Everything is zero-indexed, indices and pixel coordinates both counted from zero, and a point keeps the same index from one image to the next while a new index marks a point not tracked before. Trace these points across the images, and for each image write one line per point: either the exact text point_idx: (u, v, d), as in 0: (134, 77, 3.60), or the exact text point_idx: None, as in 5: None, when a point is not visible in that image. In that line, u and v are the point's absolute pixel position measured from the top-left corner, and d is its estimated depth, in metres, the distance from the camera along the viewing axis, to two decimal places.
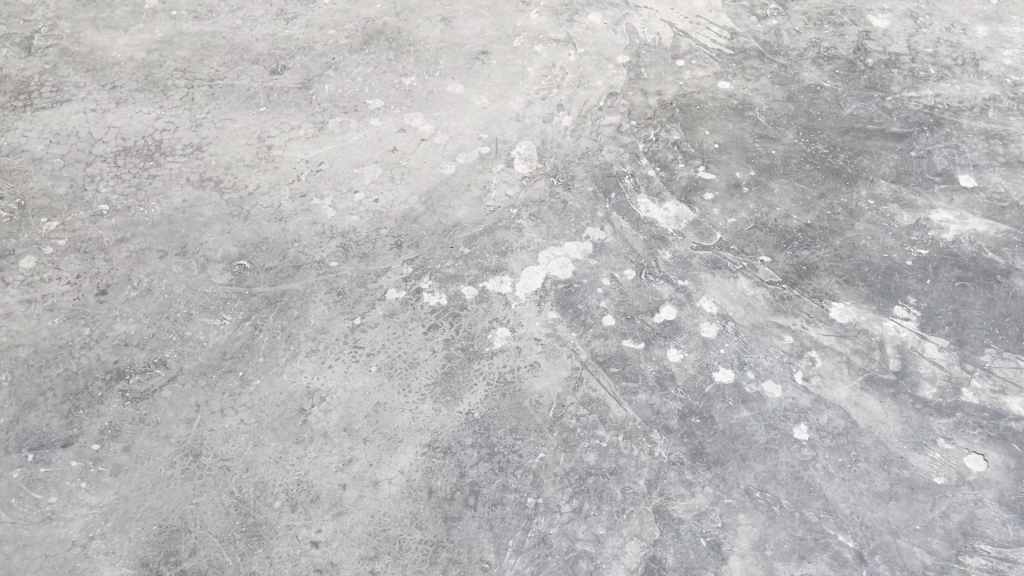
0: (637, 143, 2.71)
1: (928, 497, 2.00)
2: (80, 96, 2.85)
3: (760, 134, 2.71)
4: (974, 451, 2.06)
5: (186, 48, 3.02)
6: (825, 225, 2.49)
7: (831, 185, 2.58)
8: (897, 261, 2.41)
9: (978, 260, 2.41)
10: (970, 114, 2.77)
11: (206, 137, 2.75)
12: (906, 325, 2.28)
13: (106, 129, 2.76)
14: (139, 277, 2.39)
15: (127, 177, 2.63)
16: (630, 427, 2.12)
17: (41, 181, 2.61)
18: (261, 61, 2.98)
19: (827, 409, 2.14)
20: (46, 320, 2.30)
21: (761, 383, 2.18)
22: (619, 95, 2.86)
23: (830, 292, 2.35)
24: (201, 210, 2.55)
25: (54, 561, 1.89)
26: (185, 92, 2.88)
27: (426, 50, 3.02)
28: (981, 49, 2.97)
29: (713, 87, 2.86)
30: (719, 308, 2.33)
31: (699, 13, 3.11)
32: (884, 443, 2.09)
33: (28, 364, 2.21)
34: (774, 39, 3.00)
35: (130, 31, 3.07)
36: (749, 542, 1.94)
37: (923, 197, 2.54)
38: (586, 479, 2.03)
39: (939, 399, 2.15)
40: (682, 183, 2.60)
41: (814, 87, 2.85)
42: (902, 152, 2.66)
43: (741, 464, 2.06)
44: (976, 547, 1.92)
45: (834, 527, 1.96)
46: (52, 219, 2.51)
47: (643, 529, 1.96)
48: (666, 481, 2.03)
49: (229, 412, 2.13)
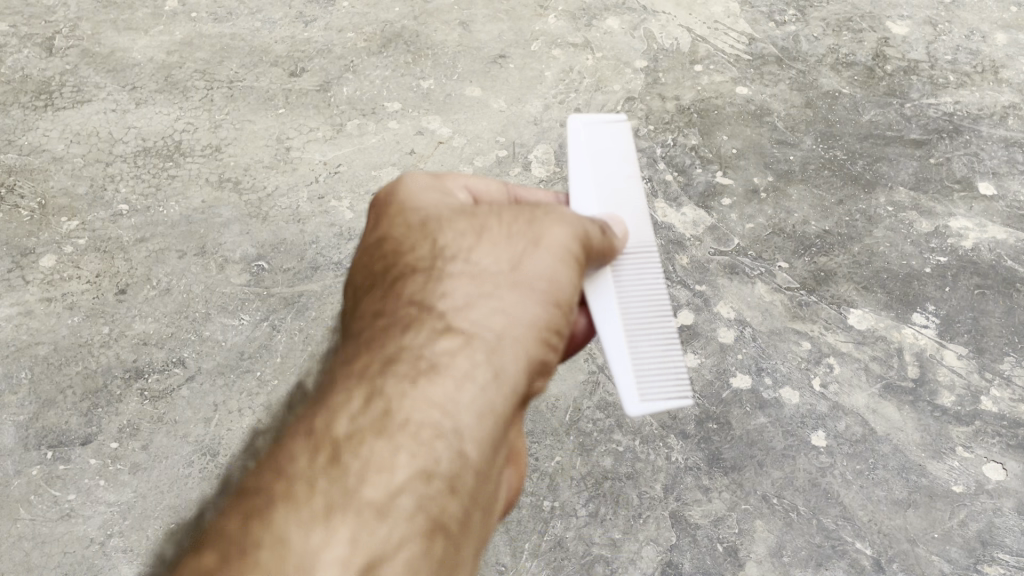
0: (655, 148, 2.70)
1: (947, 505, 2.01)
2: (100, 96, 2.85)
3: (779, 139, 2.70)
4: (993, 460, 2.08)
5: (205, 50, 2.99)
6: (843, 231, 2.47)
7: (850, 191, 2.55)
8: (915, 268, 2.39)
9: (998, 268, 2.40)
10: (990, 122, 2.73)
11: (225, 138, 2.76)
12: (925, 333, 2.27)
13: (126, 129, 2.77)
14: (158, 277, 2.41)
15: (146, 177, 2.65)
16: (647, 431, 2.14)
17: (62, 180, 2.63)
18: (280, 63, 2.96)
19: (845, 416, 2.15)
20: (65, 318, 2.33)
21: (779, 389, 2.19)
22: (637, 100, 2.84)
23: (848, 298, 2.34)
24: (220, 210, 2.57)
25: (73, 557, 1.97)
26: (204, 92, 2.87)
27: (445, 53, 3.01)
28: (1002, 56, 2.91)
29: (731, 92, 2.83)
30: (737, 313, 2.32)
31: (718, 17, 3.06)
32: (903, 451, 2.09)
33: (48, 362, 2.25)
34: (792, 45, 2.96)
35: (150, 32, 3.05)
36: (766, 548, 1.98)
37: (942, 204, 2.52)
38: (602, 483, 2.07)
39: (958, 406, 2.16)
40: (700, 188, 2.59)
41: (832, 93, 2.82)
42: (922, 159, 2.63)
43: (758, 470, 2.07)
44: (995, 556, 1.95)
45: (852, 534, 1.98)
46: (72, 219, 2.54)
47: (660, 534, 2.00)
48: (684, 486, 2.06)
49: (246, 412, 2.18)
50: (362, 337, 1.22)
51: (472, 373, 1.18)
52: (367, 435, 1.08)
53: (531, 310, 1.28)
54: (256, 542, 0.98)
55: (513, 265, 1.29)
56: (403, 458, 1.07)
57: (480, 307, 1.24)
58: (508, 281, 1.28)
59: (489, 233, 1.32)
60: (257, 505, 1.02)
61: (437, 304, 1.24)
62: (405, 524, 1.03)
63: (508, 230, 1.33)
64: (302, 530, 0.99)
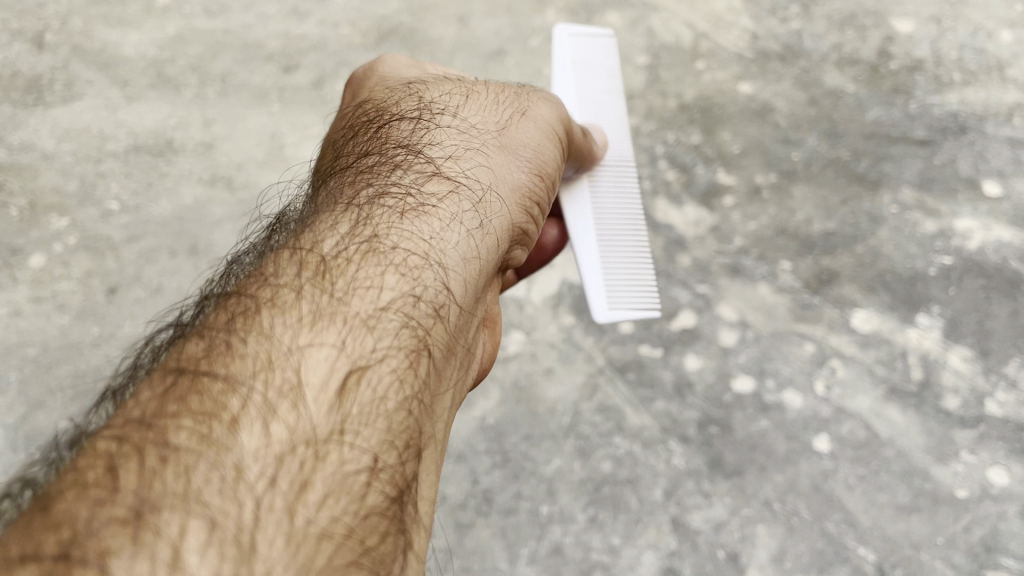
0: (656, 147, 2.66)
1: (951, 510, 1.98)
2: (92, 92, 2.77)
3: (782, 138, 2.65)
4: (999, 464, 2.04)
5: (198, 45, 2.90)
6: (848, 232, 2.43)
7: (854, 191, 2.51)
8: (920, 270, 2.35)
9: (1003, 270, 2.34)
10: (995, 122, 2.65)
11: (218, 136, 2.70)
12: (929, 335, 2.24)
13: (117, 125, 2.70)
14: (149, 277, 2.39)
15: (137, 175, 2.60)
16: (648, 435, 2.10)
17: (51, 178, 2.57)
18: (273, 59, 2.89)
19: (848, 419, 2.11)
20: (55, 319, 2.31)
21: (781, 392, 2.16)
22: (637, 97, 2.79)
23: (852, 300, 2.30)
24: (212, 209, 2.53)
25: None
26: (196, 88, 2.80)
27: (443, 50, 2.96)
28: (1008, 55, 2.78)
29: (733, 90, 2.79)
30: (739, 314, 2.29)
31: (720, 13, 2.98)
32: (907, 455, 2.05)
33: (37, 364, 2.23)
34: (795, 42, 2.88)
35: (143, 27, 2.92)
36: (769, 554, 1.95)
37: (947, 203, 2.47)
38: (602, 488, 2.03)
39: (963, 410, 2.12)
40: (702, 188, 2.55)
41: (836, 91, 2.75)
42: (926, 159, 2.57)
43: (760, 474, 2.04)
44: (999, 562, 1.93)
45: (855, 539, 1.96)
46: (62, 218, 2.49)
47: (661, 540, 1.97)
48: (684, 491, 2.02)
49: None
50: (356, 172, 1.33)
51: (459, 217, 1.23)
52: (363, 242, 1.13)
53: (514, 152, 1.40)
54: (249, 331, 0.97)
55: (500, 128, 1.43)
56: (390, 279, 1.09)
57: (468, 156, 1.35)
58: (494, 138, 1.41)
59: (476, 99, 1.49)
60: (250, 301, 1.02)
61: (428, 151, 1.35)
62: (392, 338, 1.04)
63: (495, 101, 1.50)
64: (297, 319, 0.99)
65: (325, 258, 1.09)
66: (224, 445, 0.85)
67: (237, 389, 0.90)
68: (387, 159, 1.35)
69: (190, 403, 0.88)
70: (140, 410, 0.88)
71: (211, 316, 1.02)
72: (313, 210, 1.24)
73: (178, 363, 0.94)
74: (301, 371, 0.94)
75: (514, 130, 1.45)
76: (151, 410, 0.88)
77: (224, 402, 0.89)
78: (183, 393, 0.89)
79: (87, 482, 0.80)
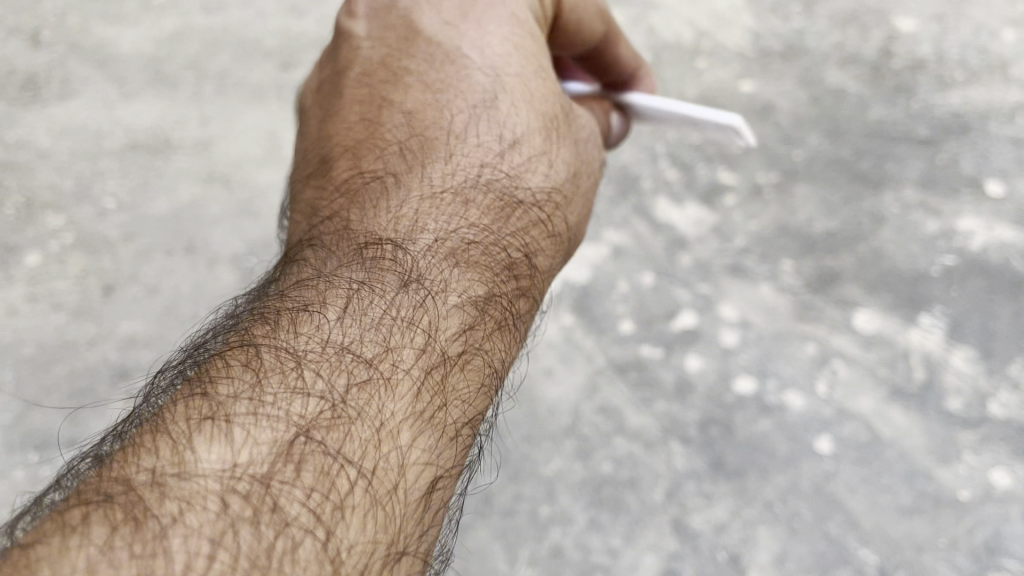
0: (657, 146, 2.65)
1: (954, 512, 1.96)
2: (89, 89, 2.75)
3: (784, 137, 2.64)
4: (1002, 466, 2.02)
5: (197, 42, 2.89)
6: (850, 231, 2.41)
7: (856, 190, 2.49)
8: (922, 270, 2.34)
9: (1006, 270, 2.32)
10: (999, 121, 2.62)
11: (216, 133, 2.69)
12: (932, 336, 2.22)
13: (115, 123, 2.68)
14: (145, 275, 2.37)
15: (134, 173, 2.58)
16: (649, 436, 2.09)
17: (47, 175, 2.55)
18: (272, 57, 2.88)
19: (850, 420, 2.10)
20: (50, 317, 2.28)
21: (783, 393, 2.14)
22: None
23: (854, 300, 2.29)
24: (210, 207, 2.51)
25: None
26: (194, 85, 2.79)
27: None
28: (1010, 55, 2.77)
29: (735, 89, 2.78)
30: (741, 315, 2.27)
31: (722, 14, 3.00)
32: (909, 456, 2.04)
33: (32, 362, 2.20)
34: (796, 41, 2.88)
35: (141, 24, 2.93)
36: (771, 556, 1.92)
37: (949, 203, 2.46)
38: (602, 489, 2.01)
39: (965, 411, 2.10)
40: (703, 187, 2.54)
41: (838, 90, 2.74)
42: (928, 158, 2.55)
43: (762, 476, 2.02)
44: (1004, 565, 1.89)
45: (857, 541, 1.93)
46: (58, 216, 2.47)
47: (662, 541, 1.95)
48: (685, 493, 2.01)
49: None
50: (454, 219, 1.29)
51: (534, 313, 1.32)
52: (469, 330, 1.14)
53: (572, 253, 1.52)
54: (361, 407, 0.98)
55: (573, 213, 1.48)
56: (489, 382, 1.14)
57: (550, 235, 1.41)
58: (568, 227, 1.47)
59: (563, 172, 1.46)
60: (364, 369, 1.03)
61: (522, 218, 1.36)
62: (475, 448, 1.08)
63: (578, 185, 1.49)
64: (405, 406, 1.02)
65: (432, 335, 1.11)
66: (332, 530, 0.86)
67: (344, 467, 0.92)
68: (477, 203, 1.33)
69: (304, 474, 0.89)
70: (260, 463, 0.88)
71: (323, 357, 1.02)
72: (411, 249, 1.23)
73: (297, 427, 0.93)
74: (402, 469, 0.96)
75: (583, 221, 1.54)
76: (258, 470, 0.87)
77: (335, 482, 0.90)
78: (300, 458, 0.90)
79: (217, 533, 0.80)
